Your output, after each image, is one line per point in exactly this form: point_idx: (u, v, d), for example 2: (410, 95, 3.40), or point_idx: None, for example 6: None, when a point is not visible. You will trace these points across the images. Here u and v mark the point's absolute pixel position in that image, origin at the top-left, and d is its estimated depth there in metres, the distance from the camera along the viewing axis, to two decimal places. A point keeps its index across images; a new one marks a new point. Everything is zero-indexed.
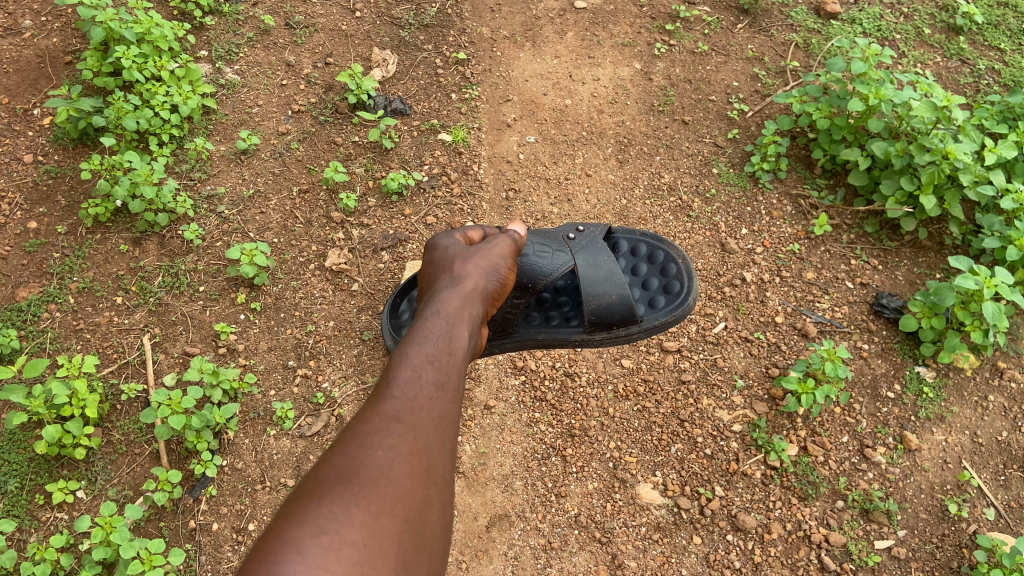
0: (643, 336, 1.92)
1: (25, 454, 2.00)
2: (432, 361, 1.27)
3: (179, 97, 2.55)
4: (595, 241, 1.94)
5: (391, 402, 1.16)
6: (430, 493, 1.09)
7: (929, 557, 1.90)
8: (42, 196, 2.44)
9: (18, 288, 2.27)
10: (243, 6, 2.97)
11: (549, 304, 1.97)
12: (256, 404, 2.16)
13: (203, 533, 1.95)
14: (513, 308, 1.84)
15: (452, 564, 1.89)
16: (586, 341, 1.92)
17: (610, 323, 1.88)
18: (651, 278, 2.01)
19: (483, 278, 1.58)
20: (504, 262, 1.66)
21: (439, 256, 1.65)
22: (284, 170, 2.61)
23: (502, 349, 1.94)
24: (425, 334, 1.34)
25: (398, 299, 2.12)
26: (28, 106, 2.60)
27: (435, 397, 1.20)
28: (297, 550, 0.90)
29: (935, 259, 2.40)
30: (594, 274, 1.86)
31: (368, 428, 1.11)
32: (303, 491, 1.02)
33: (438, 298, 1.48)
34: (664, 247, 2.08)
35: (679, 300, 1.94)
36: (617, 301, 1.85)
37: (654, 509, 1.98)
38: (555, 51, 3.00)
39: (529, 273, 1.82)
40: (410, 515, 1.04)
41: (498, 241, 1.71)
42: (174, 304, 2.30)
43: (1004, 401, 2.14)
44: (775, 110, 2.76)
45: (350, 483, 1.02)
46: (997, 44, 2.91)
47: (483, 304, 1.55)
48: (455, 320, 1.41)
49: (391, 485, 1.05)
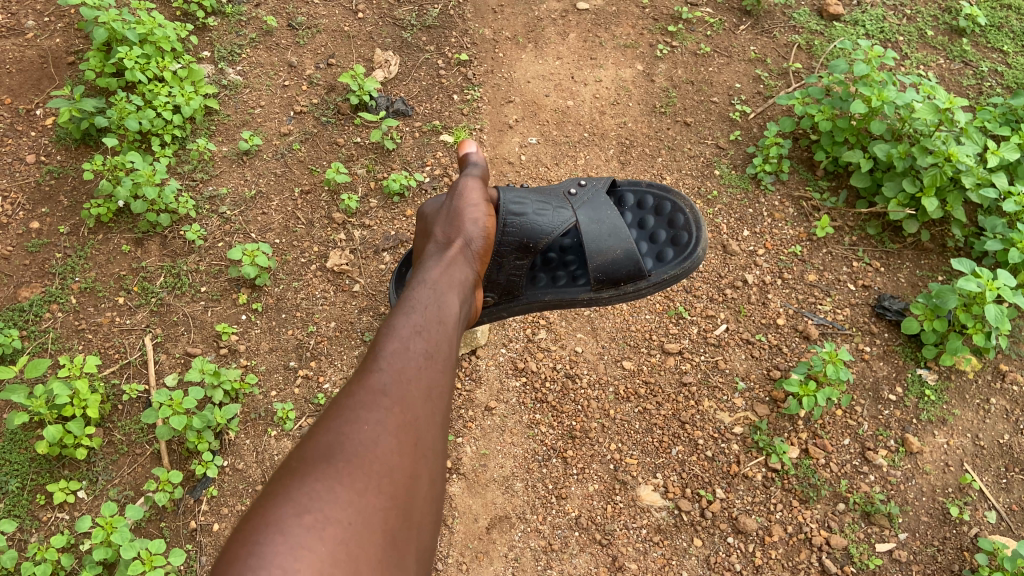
0: (652, 291, 1.89)
1: (26, 454, 2.00)
2: (420, 332, 1.27)
3: (181, 97, 2.56)
4: (598, 195, 1.91)
5: (377, 375, 1.16)
6: (419, 467, 1.10)
7: (929, 560, 1.89)
8: (44, 196, 2.45)
9: (20, 288, 2.27)
10: (246, 6, 2.97)
11: (555, 264, 1.92)
12: (257, 405, 2.16)
13: (204, 533, 1.96)
14: (517, 269, 1.79)
15: (451, 565, 1.90)
16: (594, 300, 1.89)
17: (616, 279, 1.85)
18: (658, 230, 1.97)
19: (465, 237, 1.62)
20: (480, 211, 1.68)
21: (427, 219, 1.71)
22: (287, 170, 2.61)
23: (511, 313, 1.91)
24: (413, 306, 1.34)
25: (403, 269, 2.02)
26: (31, 106, 2.61)
27: (423, 369, 1.20)
28: (279, 530, 0.91)
29: (937, 262, 2.40)
30: (597, 230, 1.84)
31: (354, 402, 1.11)
32: (288, 470, 1.03)
33: (426, 267, 1.51)
34: (671, 197, 2.03)
35: (688, 252, 1.89)
36: (622, 256, 1.83)
37: (655, 511, 1.97)
38: (557, 52, 3.00)
39: (530, 232, 1.77)
40: (397, 491, 1.05)
41: (471, 185, 1.75)
42: (175, 305, 2.31)
43: (1006, 404, 2.14)
44: (777, 112, 2.76)
45: (335, 459, 1.02)
46: (1000, 46, 2.90)
47: (470, 265, 1.59)
48: (443, 289, 1.43)
49: (378, 461, 1.05)
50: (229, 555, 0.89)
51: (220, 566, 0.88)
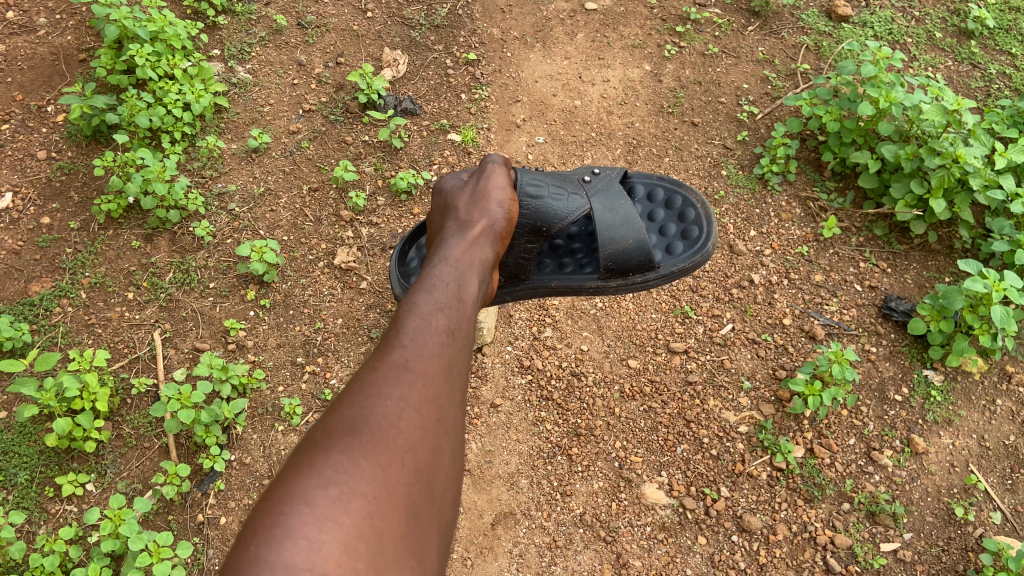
0: (659, 283, 1.89)
1: (36, 446, 2.02)
2: (441, 310, 1.28)
3: (191, 95, 2.58)
4: (612, 184, 1.91)
5: (400, 351, 1.17)
6: (441, 443, 1.11)
7: (935, 561, 1.89)
8: (55, 192, 2.47)
9: (30, 283, 2.30)
10: (256, 5, 2.99)
11: (562, 251, 1.96)
12: (264, 399, 2.18)
13: (211, 526, 1.97)
14: (527, 253, 1.79)
15: (456, 561, 1.91)
16: (600, 289, 1.89)
17: (625, 270, 1.84)
18: (668, 223, 1.98)
19: (489, 219, 1.63)
20: (505, 194, 1.70)
21: (447, 197, 1.71)
22: (295, 168, 2.63)
23: (515, 297, 1.91)
24: (434, 284, 1.35)
25: (405, 246, 2.03)
26: (42, 102, 2.63)
27: (444, 346, 1.21)
28: (305, 502, 0.92)
29: (944, 263, 2.40)
30: (611, 218, 1.83)
31: (377, 377, 1.12)
32: (312, 443, 1.04)
33: (446, 246, 1.52)
34: (682, 192, 2.04)
35: (698, 245, 1.90)
36: (634, 246, 1.82)
37: (660, 509, 1.98)
38: (565, 52, 3.01)
39: (545, 216, 1.77)
40: (420, 466, 1.05)
41: (494, 168, 1.76)
42: (184, 300, 2.33)
43: (1012, 405, 2.13)
44: (785, 113, 2.76)
45: (359, 433, 1.04)
46: (1009, 48, 2.90)
47: (491, 246, 1.60)
48: (463, 268, 1.44)
49: (401, 436, 1.05)
50: (255, 525, 0.90)
51: (247, 534, 0.89)
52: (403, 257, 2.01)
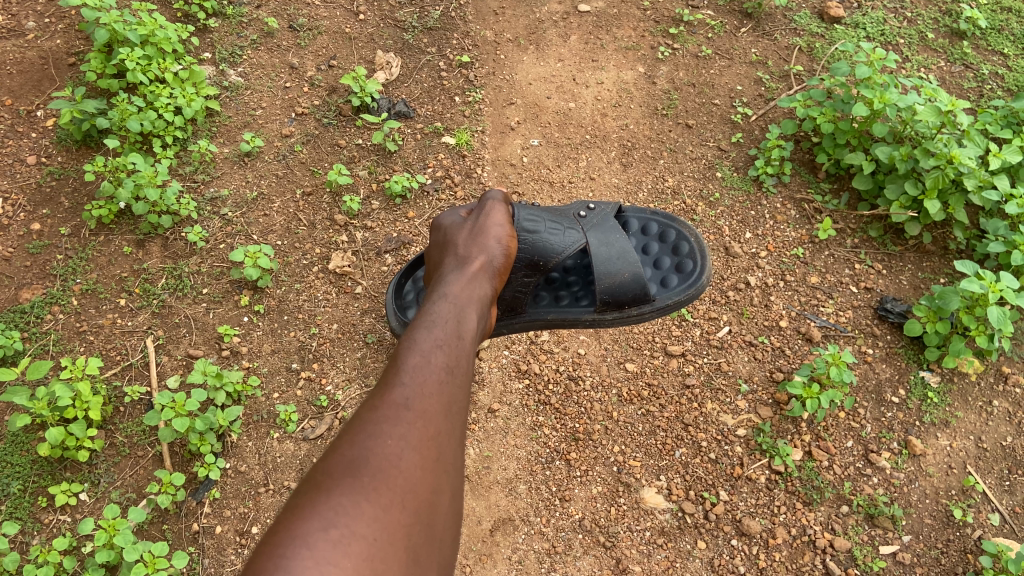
0: (655, 316, 1.88)
1: (27, 456, 1.99)
2: (441, 346, 1.27)
3: (182, 99, 2.55)
4: (608, 219, 1.91)
5: (400, 389, 1.16)
6: (441, 482, 1.10)
7: (935, 562, 1.89)
8: (45, 197, 2.44)
9: (21, 290, 2.27)
10: (247, 8, 2.97)
11: (558, 284, 1.95)
12: (260, 407, 2.16)
13: (207, 536, 1.95)
14: (524, 286, 1.77)
15: (456, 568, 1.90)
16: (597, 321, 1.87)
17: (621, 302, 1.83)
18: (663, 257, 1.97)
19: (489, 254, 1.62)
20: (504, 230, 1.69)
21: (447, 232, 1.70)
22: (288, 172, 2.61)
23: (512, 329, 1.89)
24: (433, 320, 1.34)
25: (402, 280, 2.03)
26: (31, 107, 2.60)
27: (444, 384, 1.20)
28: (306, 545, 0.91)
29: (939, 264, 2.40)
30: (606, 252, 1.82)
31: (377, 417, 1.11)
32: (312, 484, 1.02)
33: (445, 282, 1.51)
34: (676, 226, 2.04)
35: (692, 279, 1.90)
36: (630, 280, 1.80)
37: (659, 514, 1.98)
38: (559, 54, 3.01)
39: (542, 250, 1.76)
40: (420, 506, 1.04)
41: (493, 204, 1.76)
42: (177, 307, 2.30)
43: (1009, 406, 2.14)
44: (779, 114, 2.77)
45: (360, 473, 1.02)
46: (1000, 48, 2.91)
47: (490, 281, 1.58)
48: (463, 304, 1.44)
49: (402, 476, 1.04)
50: (254, 569, 0.88)
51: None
52: (400, 290, 2.02)
